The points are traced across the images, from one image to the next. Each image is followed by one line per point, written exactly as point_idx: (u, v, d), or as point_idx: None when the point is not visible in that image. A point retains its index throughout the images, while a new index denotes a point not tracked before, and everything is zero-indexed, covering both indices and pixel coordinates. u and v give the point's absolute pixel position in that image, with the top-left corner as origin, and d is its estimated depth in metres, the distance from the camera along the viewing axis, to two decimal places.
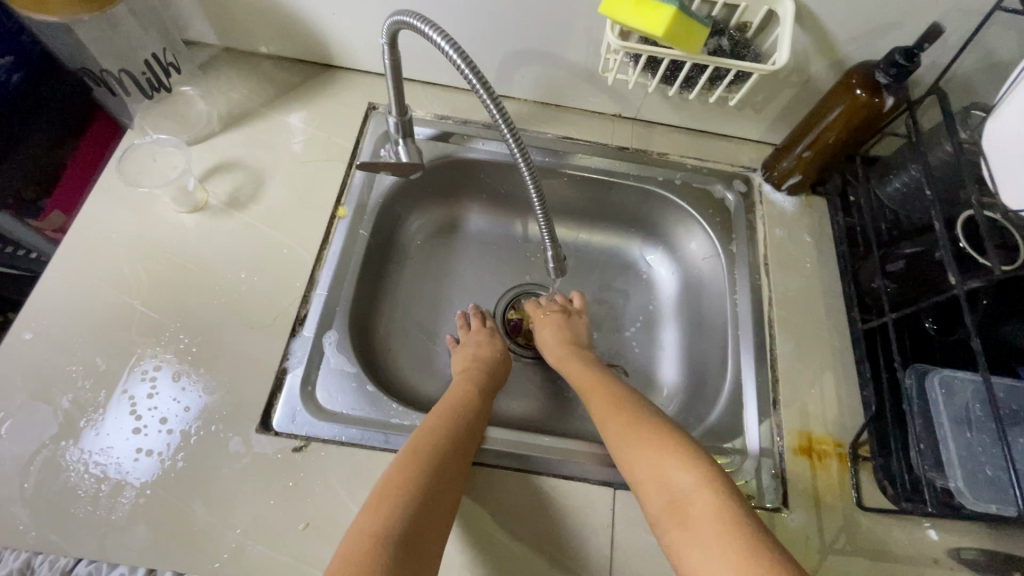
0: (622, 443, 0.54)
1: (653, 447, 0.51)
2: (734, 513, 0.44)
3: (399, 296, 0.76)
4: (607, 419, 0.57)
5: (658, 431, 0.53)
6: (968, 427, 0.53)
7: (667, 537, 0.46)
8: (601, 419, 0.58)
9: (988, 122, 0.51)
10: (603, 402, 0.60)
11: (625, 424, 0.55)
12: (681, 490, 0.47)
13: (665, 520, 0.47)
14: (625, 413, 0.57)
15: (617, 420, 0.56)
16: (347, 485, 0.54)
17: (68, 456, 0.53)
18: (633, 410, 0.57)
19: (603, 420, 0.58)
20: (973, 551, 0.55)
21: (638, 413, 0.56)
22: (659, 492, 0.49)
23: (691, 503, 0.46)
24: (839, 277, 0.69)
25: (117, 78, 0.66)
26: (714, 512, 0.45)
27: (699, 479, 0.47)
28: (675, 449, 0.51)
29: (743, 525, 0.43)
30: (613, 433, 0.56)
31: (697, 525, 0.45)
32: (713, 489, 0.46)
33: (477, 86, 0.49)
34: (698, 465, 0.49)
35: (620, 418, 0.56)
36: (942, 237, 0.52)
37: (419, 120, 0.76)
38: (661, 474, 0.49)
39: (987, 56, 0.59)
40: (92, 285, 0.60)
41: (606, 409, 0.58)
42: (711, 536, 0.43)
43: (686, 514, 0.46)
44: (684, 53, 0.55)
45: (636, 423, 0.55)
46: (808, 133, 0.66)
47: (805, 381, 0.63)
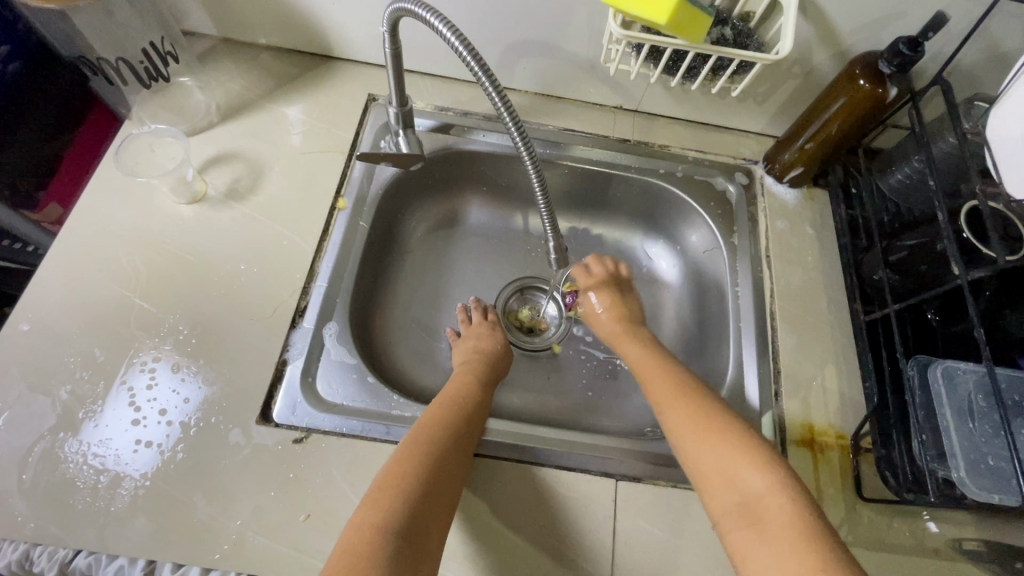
0: (689, 434, 0.52)
1: (726, 443, 0.50)
2: (808, 518, 0.43)
3: (400, 289, 0.76)
4: (670, 407, 0.55)
5: (728, 426, 0.51)
6: (971, 417, 0.53)
7: (732, 536, 0.45)
8: (664, 405, 0.56)
9: (994, 113, 0.50)
10: (666, 389, 0.57)
11: (693, 413, 0.53)
12: (753, 490, 0.46)
13: (731, 518, 0.46)
14: (692, 402, 0.54)
15: (684, 409, 0.54)
16: (348, 477, 0.54)
17: (66, 447, 0.52)
18: (700, 397, 0.55)
19: (665, 407, 0.56)
20: (975, 542, 0.55)
21: (707, 403, 0.54)
22: (727, 490, 0.47)
23: (762, 503, 0.45)
24: (841, 269, 0.69)
25: (115, 67, 0.64)
26: (787, 517, 0.43)
27: (771, 481, 0.46)
28: (746, 446, 0.49)
29: (818, 532, 0.42)
30: (678, 423, 0.54)
31: (768, 527, 0.43)
32: (787, 493, 0.45)
33: (482, 77, 0.48)
34: (771, 465, 0.47)
35: (688, 407, 0.54)
36: (946, 228, 0.52)
37: (419, 111, 0.75)
38: (732, 471, 0.48)
39: (991, 47, 0.59)
40: (90, 276, 0.60)
41: (671, 395, 0.56)
42: (782, 541, 0.42)
43: (756, 515, 0.45)
44: (687, 42, 0.55)
45: (703, 414, 0.53)
46: (810, 125, 0.66)
47: (807, 373, 0.63)
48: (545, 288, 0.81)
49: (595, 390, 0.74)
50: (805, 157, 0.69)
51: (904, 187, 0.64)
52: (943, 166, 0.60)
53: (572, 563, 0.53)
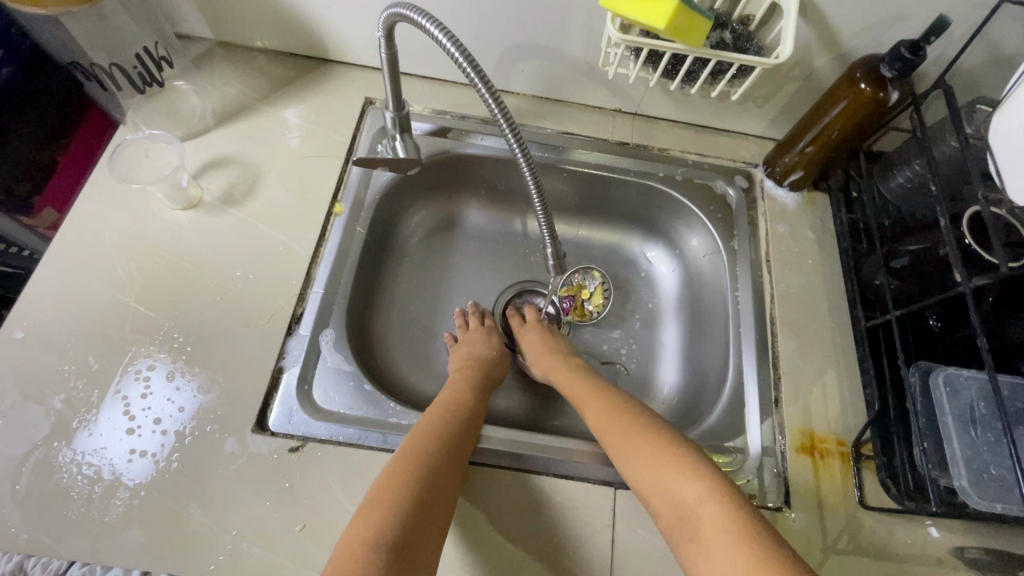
0: (625, 455, 0.52)
1: (655, 457, 0.49)
2: (742, 522, 0.42)
3: (397, 294, 0.75)
4: (605, 430, 0.55)
5: (658, 439, 0.51)
6: (972, 425, 0.52)
7: (682, 552, 0.44)
8: (599, 428, 0.56)
9: (996, 118, 0.50)
10: (600, 412, 0.57)
11: (625, 432, 0.53)
12: (688, 501, 0.45)
13: (677, 533, 0.45)
14: (623, 421, 0.55)
15: (616, 429, 0.54)
16: (344, 486, 0.54)
17: (61, 457, 0.52)
18: (634, 416, 0.55)
19: (600, 429, 0.56)
20: (977, 550, 0.55)
21: (638, 420, 0.54)
22: (667, 505, 0.47)
23: (698, 512, 0.44)
24: (842, 273, 0.68)
25: (108, 71, 0.64)
26: (721, 523, 0.42)
27: (704, 490, 0.45)
28: (676, 457, 0.49)
29: (753, 535, 0.41)
30: (613, 445, 0.54)
31: (706, 537, 0.43)
32: (720, 499, 0.44)
33: (478, 82, 0.48)
34: (703, 473, 0.47)
35: (620, 426, 0.54)
36: (948, 234, 0.51)
37: (416, 115, 0.75)
38: (666, 485, 0.47)
39: (993, 50, 0.58)
40: (84, 283, 0.59)
41: (604, 417, 0.56)
42: (720, 550, 0.41)
43: (695, 527, 0.44)
44: (686, 46, 0.55)
45: (636, 431, 0.53)
46: (811, 129, 0.66)
47: (807, 380, 0.62)
48: (542, 291, 0.81)
49: None
50: (805, 161, 0.68)
51: (905, 191, 0.63)
52: (945, 170, 0.59)
53: (569, 572, 0.53)
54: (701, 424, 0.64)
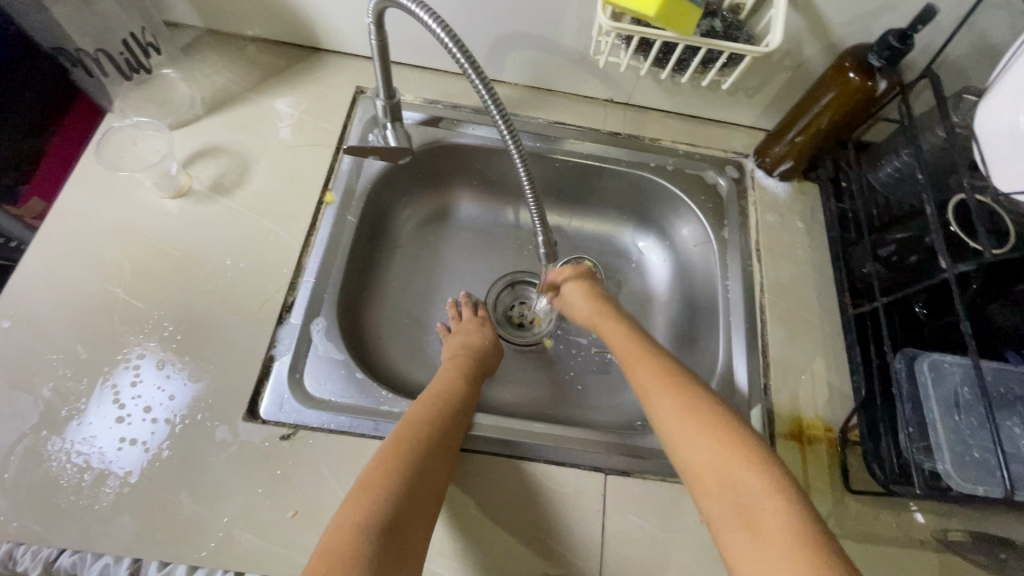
0: (682, 429, 0.49)
1: (723, 443, 0.46)
2: (811, 528, 0.40)
3: (390, 284, 0.75)
4: (660, 399, 0.52)
5: (720, 422, 0.48)
6: (956, 410, 0.53)
7: (727, 542, 0.42)
8: (654, 396, 0.53)
9: (982, 106, 0.50)
10: (657, 379, 0.54)
11: (685, 406, 0.50)
12: (751, 494, 0.43)
13: (725, 521, 0.43)
14: (682, 392, 0.52)
15: (677, 401, 0.51)
16: (336, 473, 0.54)
17: (50, 446, 0.52)
18: (694, 390, 0.52)
19: (653, 396, 0.53)
20: (960, 533, 0.56)
21: (702, 398, 0.51)
22: (723, 492, 0.44)
23: (762, 509, 0.42)
24: (831, 262, 0.69)
25: (94, 57, 0.63)
26: (788, 524, 0.40)
27: (771, 485, 0.43)
28: (744, 447, 0.46)
29: (821, 543, 0.38)
30: (670, 417, 0.50)
31: (766, 533, 0.40)
32: (789, 500, 0.42)
33: (469, 69, 0.48)
34: (773, 470, 0.44)
35: (681, 400, 0.51)
36: (933, 221, 0.52)
37: (408, 104, 0.74)
38: (726, 470, 0.45)
39: (980, 40, 0.59)
40: (72, 272, 0.59)
41: (663, 386, 0.53)
42: (781, 548, 0.38)
43: (752, 520, 0.41)
44: (677, 34, 0.55)
45: (695, 406, 0.50)
46: (801, 118, 0.66)
47: (796, 367, 0.63)
48: (535, 282, 0.81)
49: (585, 384, 0.74)
50: (795, 151, 0.69)
51: (892, 181, 0.64)
52: (932, 159, 0.60)
53: (560, 557, 0.53)
54: None
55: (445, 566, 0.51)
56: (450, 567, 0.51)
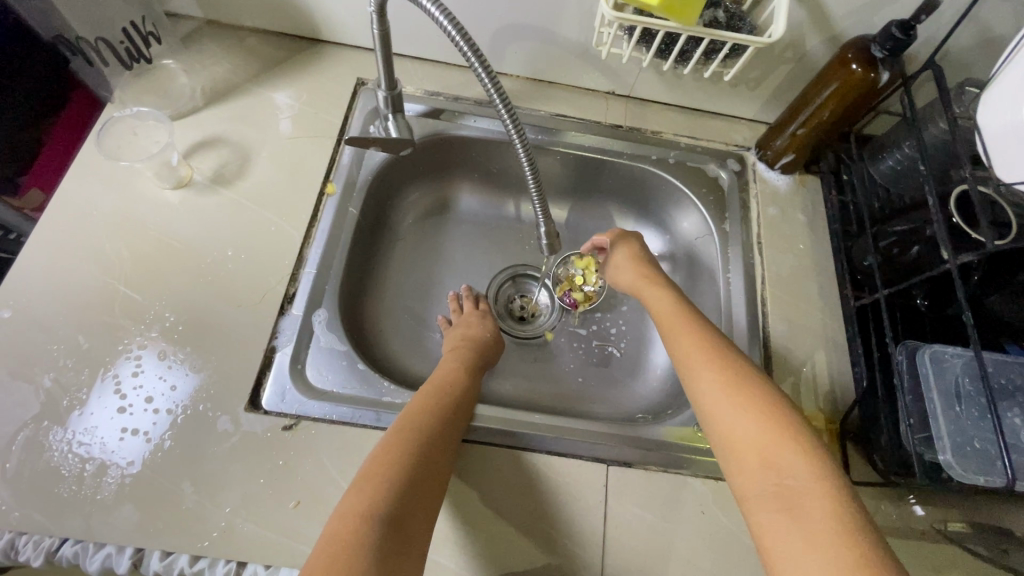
0: (726, 407, 0.49)
1: (770, 425, 0.46)
2: (853, 517, 0.40)
3: (391, 276, 0.75)
4: (706, 376, 0.52)
5: (769, 404, 0.48)
6: (957, 401, 0.53)
7: (761, 520, 0.42)
8: (700, 373, 0.52)
9: (985, 96, 0.50)
10: (706, 356, 0.53)
11: (734, 384, 0.50)
12: (793, 476, 0.43)
13: (762, 500, 0.43)
14: (729, 370, 0.51)
15: (725, 379, 0.51)
16: (338, 463, 0.54)
17: (51, 436, 0.52)
18: (742, 369, 0.52)
19: (699, 372, 0.53)
20: (959, 524, 0.56)
21: (752, 379, 0.51)
22: (764, 472, 0.44)
23: (804, 493, 0.42)
24: (832, 255, 0.69)
25: (94, 47, 0.62)
26: (831, 512, 0.40)
27: (816, 471, 0.43)
28: (791, 431, 0.46)
29: (862, 533, 0.39)
30: (716, 395, 0.50)
31: (807, 516, 0.40)
32: (833, 488, 0.42)
33: (472, 59, 0.47)
34: (817, 457, 0.44)
35: (729, 379, 0.51)
36: (935, 212, 0.52)
37: (409, 96, 0.74)
38: (770, 450, 0.45)
39: (982, 32, 0.59)
40: (72, 263, 0.59)
41: (711, 363, 0.53)
42: (821, 532, 0.39)
43: (793, 503, 0.41)
44: (679, 24, 0.55)
45: (744, 387, 0.50)
46: (803, 111, 0.66)
47: (797, 359, 0.63)
48: (537, 276, 0.82)
49: (585, 377, 0.74)
50: (796, 143, 0.69)
51: (894, 173, 0.64)
52: (934, 151, 0.60)
53: (562, 547, 0.53)
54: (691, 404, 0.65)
55: (447, 556, 0.51)
56: (453, 557, 0.51)
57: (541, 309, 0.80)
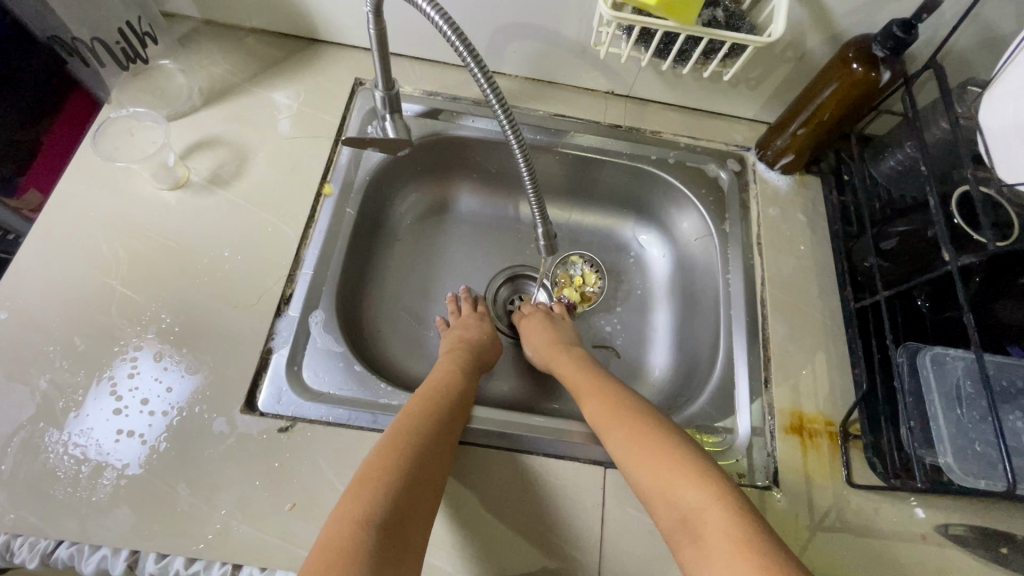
0: (626, 454, 0.51)
1: (661, 460, 0.49)
2: (748, 528, 0.42)
3: (388, 277, 0.75)
4: (609, 426, 0.54)
5: (661, 442, 0.50)
6: (958, 403, 0.53)
7: (681, 554, 0.44)
8: (604, 427, 0.55)
9: (990, 95, 0.50)
10: (604, 409, 0.56)
11: (632, 432, 0.52)
12: (692, 505, 0.45)
13: (676, 535, 0.45)
14: (626, 419, 0.54)
15: (621, 428, 0.53)
16: (334, 466, 0.53)
17: (47, 437, 0.51)
18: (637, 415, 0.54)
19: (605, 428, 0.55)
20: (961, 527, 0.55)
21: (646, 422, 0.53)
22: (669, 507, 0.46)
23: (703, 516, 0.44)
24: (833, 256, 0.68)
25: (90, 47, 0.63)
26: (727, 527, 0.42)
27: (710, 496, 0.45)
28: (681, 462, 0.48)
29: (758, 539, 0.41)
30: (619, 444, 0.52)
31: (709, 544, 0.42)
32: (728, 504, 0.44)
33: (469, 60, 0.47)
34: (711, 479, 0.46)
35: (625, 427, 0.53)
36: (937, 213, 0.51)
37: (407, 96, 0.74)
38: (667, 487, 0.47)
39: (985, 30, 0.58)
40: (68, 264, 0.58)
41: (608, 416, 0.55)
42: (722, 553, 0.41)
43: (697, 529, 0.43)
44: (678, 24, 0.54)
45: (640, 429, 0.52)
46: (803, 110, 0.65)
47: (797, 361, 0.63)
48: (534, 276, 0.81)
49: None
50: (796, 143, 0.68)
51: (896, 173, 0.64)
52: (935, 152, 0.59)
53: (559, 551, 0.53)
54: (689, 406, 0.65)
55: (444, 559, 0.51)
56: (449, 559, 0.51)
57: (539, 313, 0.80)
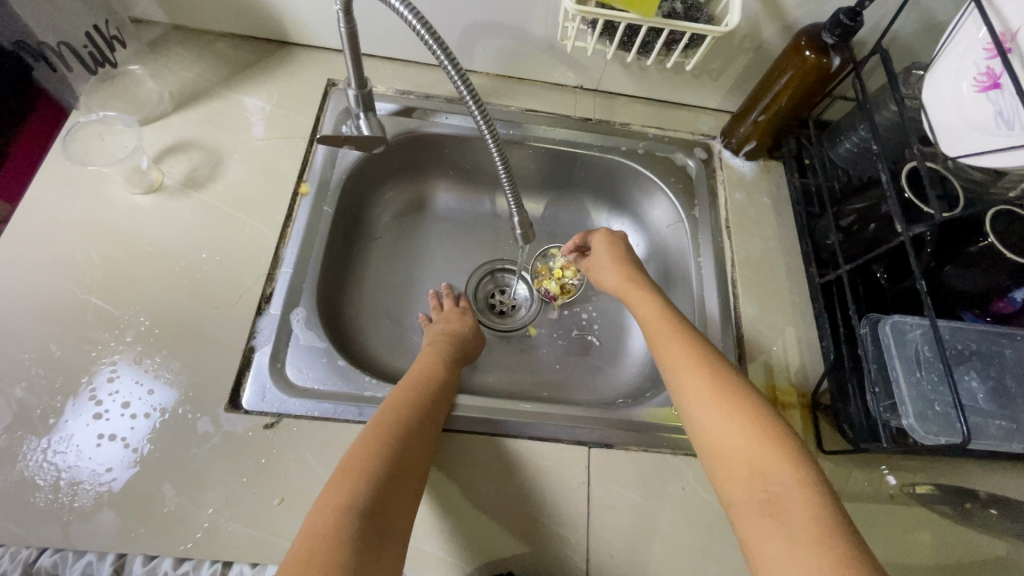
0: (715, 419, 0.49)
1: (752, 434, 0.47)
2: (832, 520, 0.40)
3: (369, 274, 0.75)
4: (697, 387, 0.52)
5: (755, 416, 0.48)
6: (917, 367, 0.55)
7: (748, 523, 0.43)
8: (689, 386, 0.53)
9: (932, 79, 0.54)
10: (697, 366, 0.53)
11: (724, 398, 0.50)
12: (777, 481, 0.43)
13: (748, 507, 0.44)
14: (719, 383, 0.51)
15: (713, 391, 0.51)
16: (321, 459, 0.54)
17: (24, 446, 0.51)
18: (733, 381, 0.52)
19: (692, 386, 0.52)
20: (927, 486, 0.58)
21: (739, 390, 0.51)
22: (750, 479, 0.45)
23: (787, 497, 0.42)
24: (799, 236, 0.71)
25: (56, 51, 0.62)
26: (812, 516, 0.41)
27: (799, 478, 0.43)
28: (774, 439, 0.46)
29: (839, 532, 0.39)
30: (707, 409, 0.50)
31: (788, 521, 0.41)
32: (817, 493, 0.42)
33: (442, 57, 0.49)
34: (800, 462, 0.44)
35: (717, 393, 0.51)
36: (889, 188, 0.54)
37: (380, 96, 0.75)
38: (755, 460, 0.45)
39: (925, 18, 0.62)
40: (39, 272, 0.58)
41: (701, 375, 0.52)
42: (802, 533, 0.40)
43: (776, 508, 0.42)
44: (640, 16, 0.57)
45: (732, 397, 0.50)
46: (763, 99, 0.68)
47: (768, 338, 0.65)
48: (512, 270, 0.83)
49: (563, 362, 0.75)
50: (758, 130, 0.72)
51: (852, 155, 0.67)
52: (887, 133, 0.63)
53: (547, 530, 0.54)
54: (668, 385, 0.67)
55: (433, 544, 0.52)
56: (439, 544, 0.52)
57: (520, 305, 0.82)
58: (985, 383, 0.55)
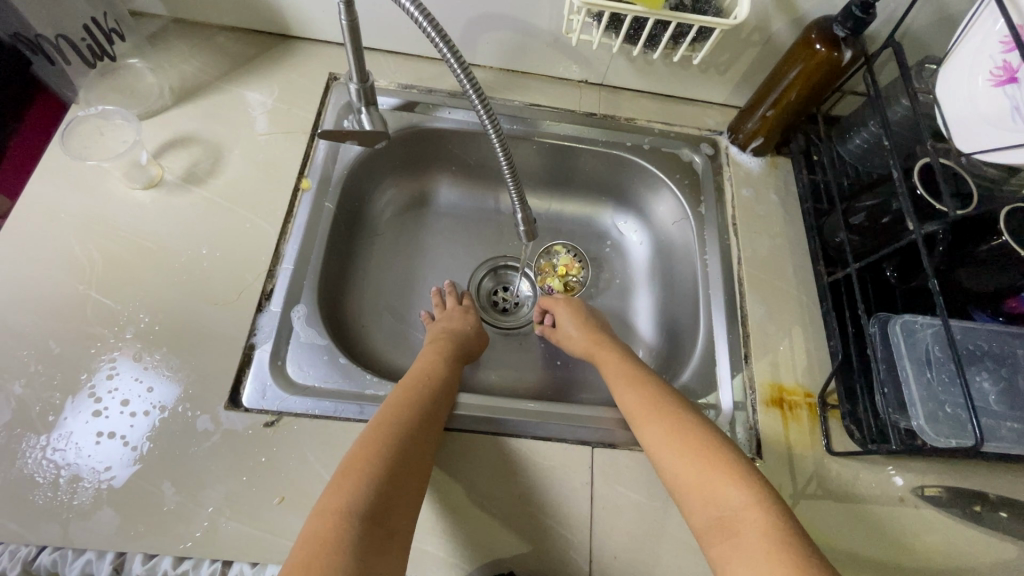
0: (667, 450, 0.51)
1: (704, 458, 0.48)
2: (785, 536, 0.42)
3: (371, 271, 0.74)
4: (646, 421, 0.54)
5: (703, 441, 0.50)
6: (928, 367, 0.54)
7: (715, 551, 0.44)
8: (641, 419, 0.54)
9: (946, 71, 0.53)
10: (644, 401, 0.55)
11: (672, 431, 0.51)
12: (730, 504, 0.45)
13: (711, 532, 0.45)
14: (665, 414, 0.53)
15: (660, 424, 0.53)
16: (322, 457, 0.53)
17: (24, 443, 0.50)
18: (677, 409, 0.54)
19: (644, 423, 0.54)
20: (936, 488, 0.57)
21: (683, 417, 0.53)
22: (706, 506, 0.46)
23: (742, 518, 0.44)
24: (806, 234, 0.70)
25: (54, 44, 0.61)
26: (766, 531, 0.42)
27: (749, 499, 0.45)
28: (723, 462, 0.48)
29: (794, 546, 0.41)
30: (660, 444, 0.51)
31: (745, 543, 0.42)
32: (767, 510, 0.44)
33: (446, 52, 0.47)
34: (750, 481, 0.46)
35: (664, 422, 0.53)
36: (901, 184, 0.53)
37: (382, 90, 0.74)
38: (708, 486, 0.47)
39: (941, 9, 0.61)
40: (38, 268, 0.57)
41: (646, 408, 0.54)
42: (758, 551, 0.41)
43: (735, 530, 0.44)
44: (646, 8, 0.55)
45: (678, 427, 0.52)
46: (771, 93, 0.67)
47: (774, 337, 0.64)
48: (517, 266, 0.82)
49: (565, 360, 0.75)
50: (766, 126, 0.70)
51: (861, 152, 0.66)
52: (898, 130, 0.62)
53: (549, 530, 0.54)
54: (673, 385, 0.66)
55: (435, 544, 0.52)
56: (441, 545, 0.52)
57: (523, 301, 0.81)
58: (997, 384, 0.54)
